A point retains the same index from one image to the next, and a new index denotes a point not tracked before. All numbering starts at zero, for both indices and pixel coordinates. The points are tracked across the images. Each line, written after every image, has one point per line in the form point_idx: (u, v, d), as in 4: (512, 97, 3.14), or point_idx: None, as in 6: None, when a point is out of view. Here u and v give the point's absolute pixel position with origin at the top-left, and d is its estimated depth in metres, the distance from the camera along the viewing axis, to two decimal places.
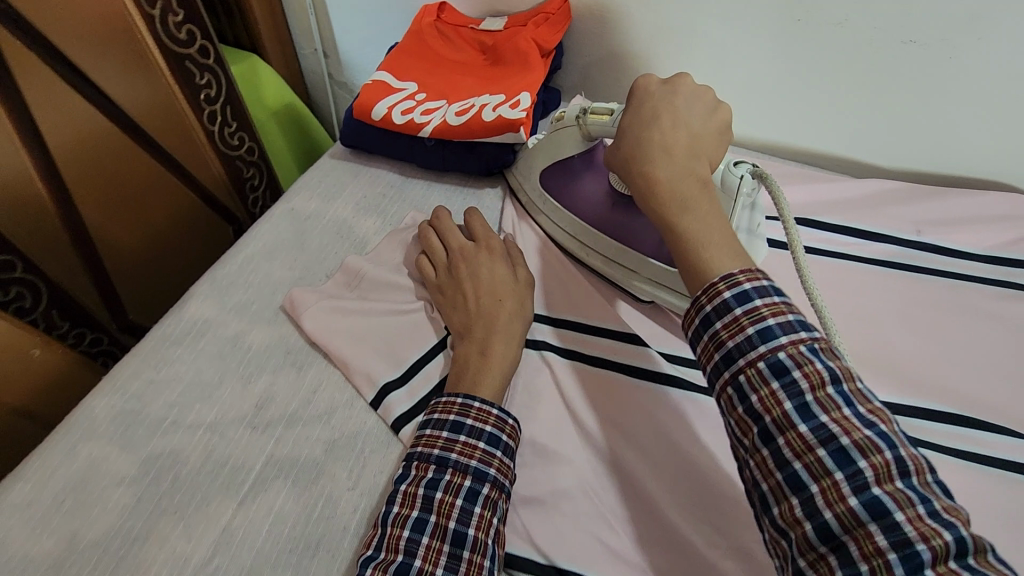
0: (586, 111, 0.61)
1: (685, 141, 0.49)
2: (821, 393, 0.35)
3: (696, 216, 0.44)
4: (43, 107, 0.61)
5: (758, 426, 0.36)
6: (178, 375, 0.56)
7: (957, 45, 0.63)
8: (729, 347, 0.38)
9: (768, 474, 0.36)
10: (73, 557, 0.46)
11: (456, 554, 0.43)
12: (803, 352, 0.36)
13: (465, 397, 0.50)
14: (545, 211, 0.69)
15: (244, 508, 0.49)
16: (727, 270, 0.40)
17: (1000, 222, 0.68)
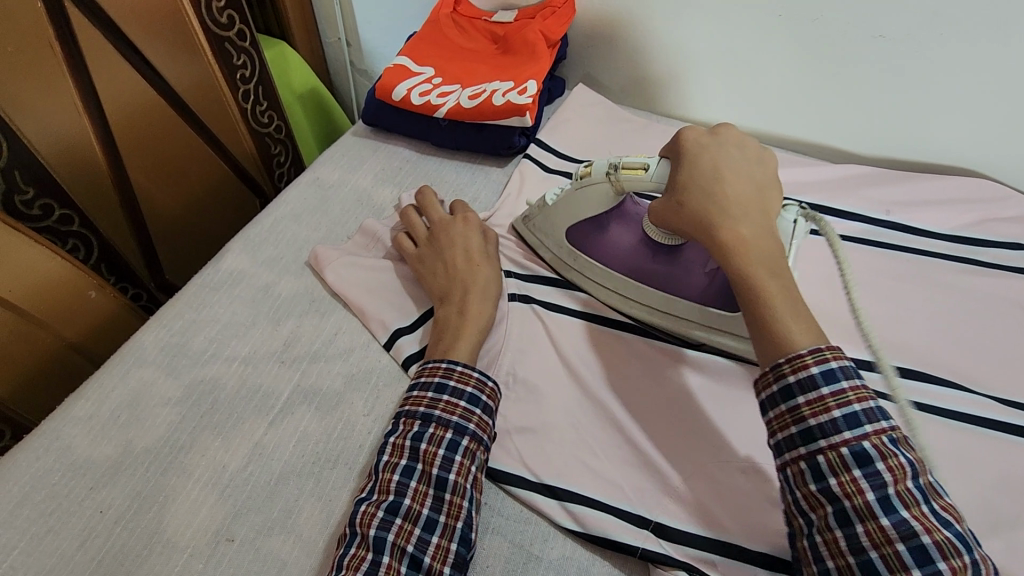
0: (618, 166, 0.58)
1: (754, 197, 0.51)
2: (902, 487, 0.39)
3: (777, 279, 0.46)
4: (103, 78, 0.69)
5: (835, 507, 0.40)
6: (216, 316, 0.64)
7: (922, 40, 0.70)
8: (809, 425, 0.42)
9: (839, 554, 0.39)
10: (128, 461, 0.53)
11: (439, 496, 0.48)
12: (887, 445, 0.40)
13: (449, 362, 0.54)
14: (579, 266, 0.66)
15: (274, 427, 0.56)
16: (814, 345, 0.43)
17: (961, 204, 0.75)
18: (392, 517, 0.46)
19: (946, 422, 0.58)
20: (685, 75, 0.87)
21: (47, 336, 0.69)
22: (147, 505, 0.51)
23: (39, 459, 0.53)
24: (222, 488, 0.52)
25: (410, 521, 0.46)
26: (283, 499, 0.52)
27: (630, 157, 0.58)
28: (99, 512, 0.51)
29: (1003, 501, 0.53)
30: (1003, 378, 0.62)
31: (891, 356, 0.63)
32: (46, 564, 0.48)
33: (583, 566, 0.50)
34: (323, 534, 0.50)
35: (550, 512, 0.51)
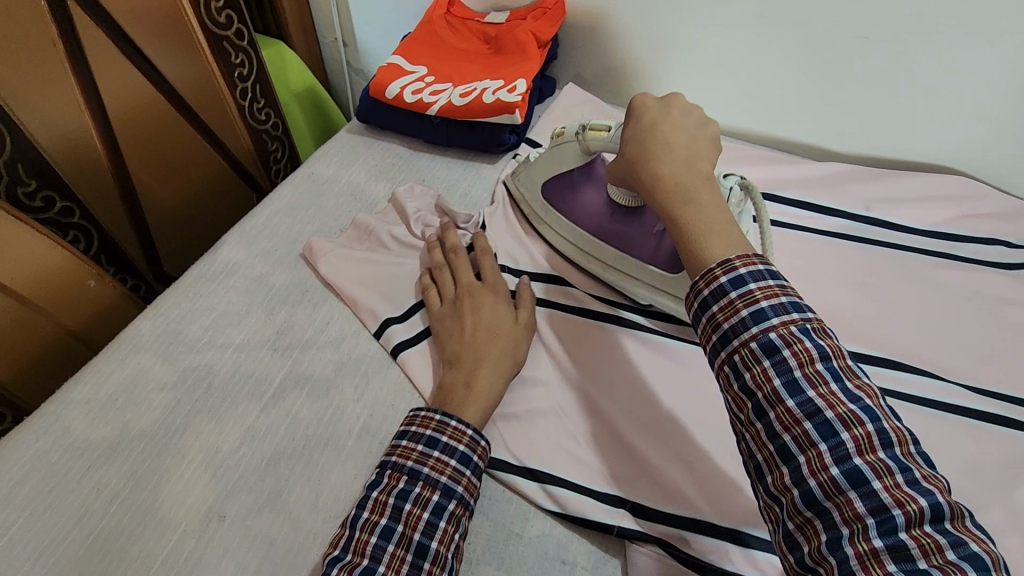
0: (585, 128, 0.64)
1: (684, 144, 0.50)
2: (810, 370, 0.38)
3: (700, 212, 0.45)
4: (105, 76, 0.71)
5: (752, 401, 0.39)
6: (211, 305, 0.66)
7: (902, 42, 0.72)
8: (724, 328, 0.41)
9: (761, 445, 0.39)
10: (124, 442, 0.55)
11: (418, 565, 0.46)
12: (794, 332, 0.39)
13: (443, 415, 0.53)
14: (548, 221, 0.72)
15: (266, 411, 0.58)
16: (724, 256, 0.42)
17: (940, 201, 0.77)
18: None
19: (919, 410, 0.60)
20: (673, 76, 0.89)
21: (49, 324, 0.70)
22: (142, 484, 0.53)
23: (38, 441, 0.55)
24: (215, 469, 0.54)
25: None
26: (274, 479, 0.53)
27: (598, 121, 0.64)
28: (97, 490, 0.52)
29: (972, 484, 0.55)
30: (976, 369, 0.64)
31: (868, 347, 0.65)
32: (43, 540, 0.50)
33: (562, 543, 0.52)
34: (312, 513, 0.52)
35: (532, 495, 0.53)
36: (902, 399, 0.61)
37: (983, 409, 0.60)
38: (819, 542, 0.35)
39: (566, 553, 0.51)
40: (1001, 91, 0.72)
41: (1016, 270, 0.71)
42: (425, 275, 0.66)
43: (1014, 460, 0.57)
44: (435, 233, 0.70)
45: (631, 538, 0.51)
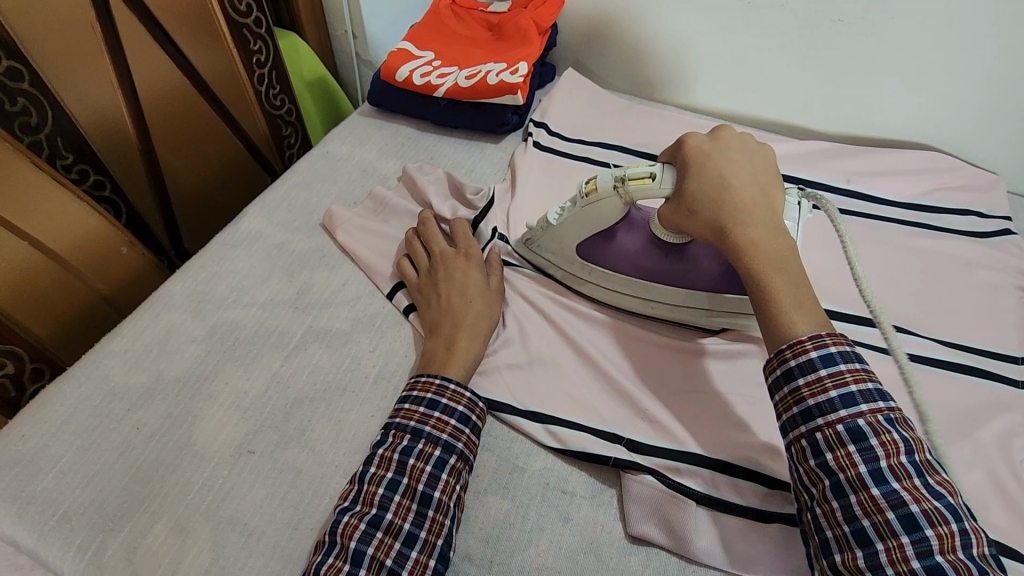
0: (624, 179, 0.58)
1: (759, 198, 0.54)
2: (894, 461, 0.43)
3: (784, 277, 0.50)
4: (138, 62, 0.76)
5: (832, 479, 0.44)
6: (235, 269, 0.70)
7: (875, 23, 0.78)
8: (809, 405, 0.46)
9: (835, 523, 0.43)
10: (160, 385, 0.60)
11: (423, 512, 0.49)
12: (881, 422, 0.44)
13: (443, 379, 0.56)
14: (592, 278, 0.66)
15: (289, 359, 0.63)
16: (815, 332, 0.48)
17: (916, 175, 0.82)
18: (373, 530, 0.47)
19: (892, 361, 0.65)
20: (665, 62, 0.94)
21: (84, 287, 0.76)
22: (178, 423, 0.58)
23: (80, 386, 0.60)
24: (243, 409, 0.59)
25: (390, 535, 0.47)
26: (298, 419, 0.59)
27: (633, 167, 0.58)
28: (136, 428, 0.57)
29: (941, 426, 0.60)
30: (949, 326, 0.68)
31: (847, 306, 0.70)
32: (90, 470, 0.55)
33: (562, 476, 0.56)
34: (334, 448, 0.57)
35: (534, 433, 0.58)
36: (877, 350, 0.66)
37: (948, 359, 0.65)
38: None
39: (567, 484, 0.56)
40: (967, 68, 0.77)
41: (986, 238, 0.76)
42: (402, 256, 0.70)
43: (980, 403, 0.62)
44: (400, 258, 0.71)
45: (625, 469, 0.55)
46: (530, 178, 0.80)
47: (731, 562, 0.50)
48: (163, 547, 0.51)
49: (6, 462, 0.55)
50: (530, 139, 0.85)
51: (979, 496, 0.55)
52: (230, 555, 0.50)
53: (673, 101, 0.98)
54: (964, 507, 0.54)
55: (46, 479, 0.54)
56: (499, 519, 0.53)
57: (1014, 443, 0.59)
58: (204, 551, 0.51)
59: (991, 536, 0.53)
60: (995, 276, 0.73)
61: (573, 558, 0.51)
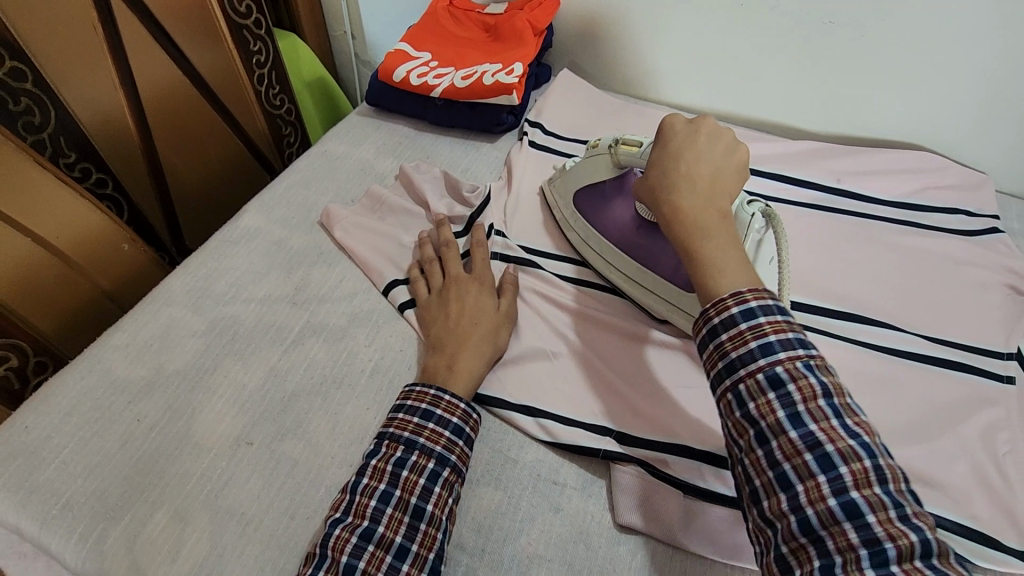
0: (618, 141, 0.66)
1: (705, 176, 0.53)
2: (812, 405, 0.40)
3: (712, 242, 0.48)
4: (139, 63, 0.78)
5: (754, 428, 0.41)
6: (235, 265, 0.72)
7: (866, 25, 0.79)
8: (732, 358, 0.43)
9: (761, 472, 0.41)
10: (160, 379, 0.62)
11: (415, 525, 0.49)
12: (799, 367, 0.41)
13: (438, 390, 0.56)
14: (577, 229, 0.73)
15: (287, 354, 0.64)
16: (736, 289, 0.44)
17: (906, 174, 0.84)
18: (365, 543, 0.47)
19: (879, 357, 0.66)
20: (660, 63, 0.95)
21: (87, 283, 0.77)
22: (177, 416, 0.59)
23: (82, 379, 0.61)
24: (243, 402, 0.60)
25: (382, 548, 0.47)
26: (295, 412, 0.60)
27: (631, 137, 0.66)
28: (137, 420, 0.59)
29: (926, 419, 0.61)
30: (936, 322, 0.70)
31: (835, 303, 0.71)
32: (92, 460, 0.56)
33: (554, 467, 0.57)
34: (330, 440, 0.58)
35: (526, 427, 0.59)
36: (865, 347, 0.67)
37: (934, 355, 0.66)
38: (812, 568, 0.37)
39: (558, 475, 0.57)
40: (957, 69, 0.79)
41: (975, 236, 0.78)
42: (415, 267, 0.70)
43: (965, 398, 0.63)
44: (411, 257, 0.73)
45: (615, 460, 0.57)
46: (527, 176, 0.82)
47: (718, 552, 0.52)
48: (163, 536, 0.52)
49: (11, 453, 0.56)
50: (526, 137, 0.86)
51: (963, 488, 0.56)
52: (228, 544, 0.52)
53: (668, 101, 1.00)
54: (948, 499, 0.56)
55: (49, 469, 0.55)
56: (491, 508, 0.54)
57: (998, 437, 0.60)
58: (202, 540, 0.52)
59: (973, 527, 0.54)
60: (983, 273, 0.74)
61: (563, 547, 0.52)
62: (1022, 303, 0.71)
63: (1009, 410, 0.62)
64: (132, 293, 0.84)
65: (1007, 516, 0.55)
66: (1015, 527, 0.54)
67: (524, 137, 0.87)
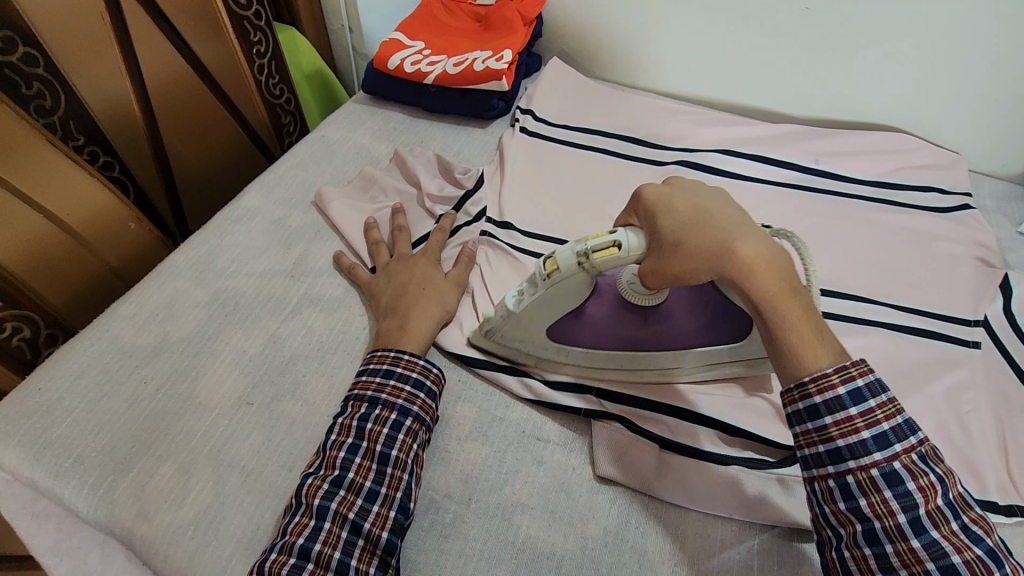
0: (588, 251, 0.53)
1: (742, 219, 0.50)
2: (932, 506, 0.43)
3: (798, 303, 0.46)
4: (146, 53, 0.81)
5: (866, 524, 0.44)
6: (236, 242, 0.75)
7: (841, 11, 0.82)
8: (839, 444, 0.44)
9: (869, 570, 0.43)
10: (166, 345, 0.65)
11: (381, 471, 0.52)
12: (916, 463, 0.43)
13: (397, 351, 0.59)
14: (569, 357, 0.62)
15: (286, 322, 0.68)
16: (838, 363, 0.45)
17: (881, 154, 0.87)
18: (336, 489, 0.51)
19: (851, 325, 0.69)
20: (646, 52, 0.99)
21: (96, 260, 0.81)
22: (182, 378, 0.62)
23: (92, 345, 0.65)
24: (244, 364, 0.64)
25: (353, 492, 0.51)
26: (294, 375, 0.63)
27: (593, 238, 0.53)
28: (144, 382, 0.62)
29: (895, 381, 0.64)
30: (907, 292, 0.73)
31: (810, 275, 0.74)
32: (102, 419, 0.59)
33: (539, 424, 0.61)
34: (327, 399, 0.61)
35: (512, 387, 0.62)
36: (839, 317, 0.70)
37: (903, 323, 0.69)
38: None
39: (542, 431, 0.60)
40: (928, 53, 0.82)
41: (948, 213, 0.81)
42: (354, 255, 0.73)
43: (932, 361, 0.66)
44: (355, 244, 0.75)
45: (596, 417, 0.60)
46: (518, 160, 0.85)
47: (691, 498, 0.55)
48: (169, 486, 0.55)
49: (26, 411, 0.59)
50: (519, 124, 0.90)
51: None
52: (230, 493, 0.55)
53: (654, 88, 1.03)
54: None
55: (62, 427, 0.59)
56: (478, 462, 0.58)
57: (963, 397, 0.63)
58: (206, 488, 0.55)
59: None
60: (954, 247, 0.77)
61: (546, 496, 0.55)
62: (990, 274, 0.74)
63: (975, 372, 0.65)
64: (138, 271, 0.88)
65: (968, 468, 0.58)
66: (973, 477, 0.57)
67: (517, 122, 0.90)
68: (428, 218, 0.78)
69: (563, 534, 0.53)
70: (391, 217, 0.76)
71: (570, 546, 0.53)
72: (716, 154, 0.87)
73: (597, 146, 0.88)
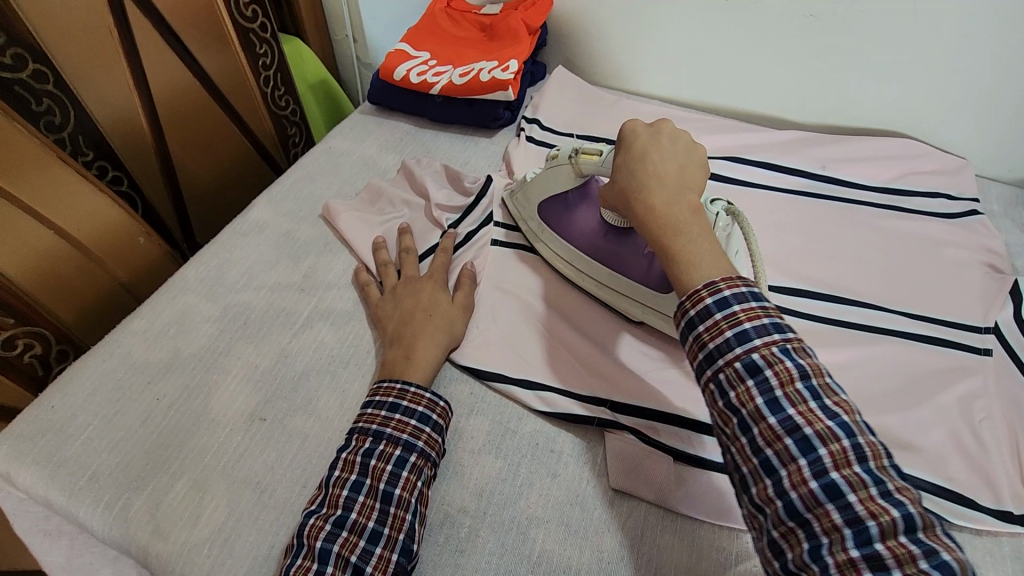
0: (579, 152, 0.67)
1: (674, 173, 0.55)
2: (790, 389, 0.41)
3: (687, 237, 0.49)
4: (153, 68, 0.82)
5: (737, 417, 0.42)
6: (245, 255, 0.75)
7: (845, 18, 0.83)
8: (710, 348, 0.44)
9: (747, 458, 0.41)
10: (177, 361, 0.65)
11: (385, 510, 0.51)
12: (775, 352, 0.42)
13: (403, 383, 0.58)
14: (544, 239, 0.73)
15: (297, 336, 0.68)
16: (709, 279, 0.46)
17: (889, 161, 0.87)
18: (338, 530, 0.50)
19: (860, 334, 0.69)
20: (650, 60, 0.99)
21: (105, 275, 0.81)
22: (194, 395, 0.62)
23: (104, 361, 0.65)
24: (255, 380, 0.64)
25: (355, 533, 0.50)
26: (305, 390, 0.63)
27: (591, 145, 0.67)
28: (157, 400, 0.62)
29: (906, 389, 0.64)
30: (918, 300, 0.73)
31: (819, 284, 0.74)
32: (115, 437, 0.59)
33: (552, 436, 0.61)
34: (339, 413, 0.62)
35: (526, 400, 0.62)
36: (848, 327, 0.70)
37: (914, 331, 0.69)
38: (801, 551, 0.38)
39: (555, 444, 0.60)
40: (934, 59, 0.82)
41: (955, 218, 0.81)
42: (364, 273, 0.72)
43: (943, 369, 0.66)
44: (365, 259, 0.75)
45: (610, 429, 0.60)
46: (526, 171, 0.85)
47: (710, 515, 0.55)
48: (183, 504, 0.55)
49: (39, 429, 0.60)
50: (525, 133, 0.90)
51: (940, 452, 0.59)
52: (244, 510, 0.55)
53: (659, 96, 1.03)
54: (924, 462, 0.59)
55: (75, 445, 0.59)
56: (492, 475, 0.58)
57: (975, 405, 0.63)
58: (221, 507, 0.55)
59: (950, 488, 0.57)
60: (963, 253, 0.77)
61: (561, 509, 0.55)
62: (999, 279, 0.74)
63: (986, 379, 0.65)
64: (147, 284, 0.88)
65: (981, 477, 0.58)
66: (987, 486, 0.57)
67: (524, 131, 0.90)
68: (435, 229, 0.78)
69: (577, 547, 0.53)
70: (398, 236, 0.76)
71: (585, 560, 0.52)
72: (724, 163, 0.87)
73: None
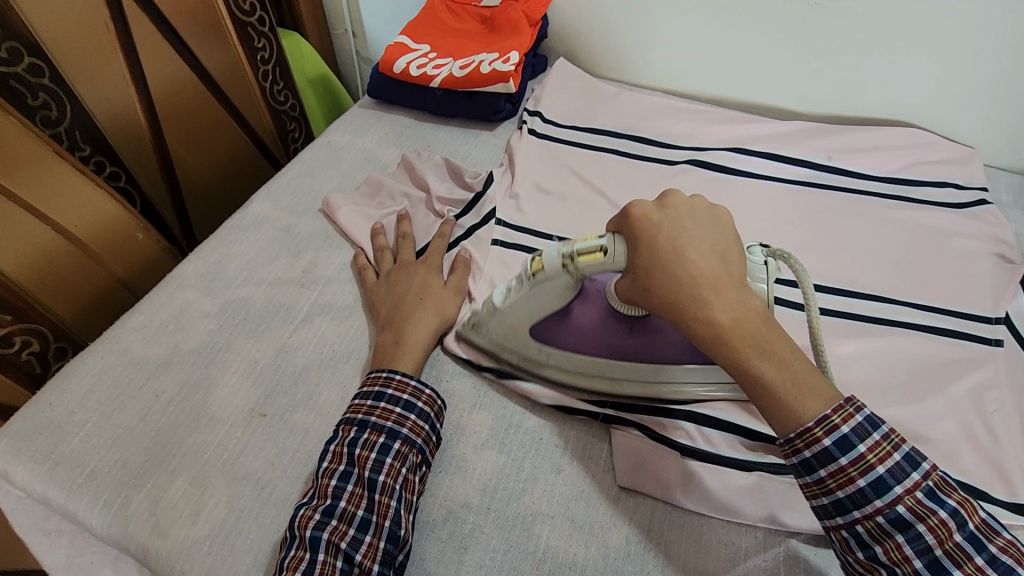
0: (574, 256, 0.55)
1: (718, 267, 0.48)
2: (949, 544, 0.41)
3: (773, 360, 0.45)
4: (151, 63, 0.81)
5: (888, 573, 0.43)
6: (244, 250, 0.74)
7: (850, 6, 0.81)
8: (840, 496, 0.44)
9: None
10: (176, 357, 0.64)
11: (373, 498, 0.50)
12: (923, 503, 0.42)
13: (389, 371, 0.58)
14: (551, 361, 0.61)
15: (297, 331, 0.67)
16: (820, 412, 0.44)
17: (893, 149, 0.86)
18: (328, 519, 0.49)
19: (867, 326, 0.68)
20: (653, 51, 0.97)
21: (103, 271, 0.80)
22: (194, 390, 0.62)
23: (103, 358, 0.64)
24: (255, 375, 0.63)
25: (344, 522, 0.49)
26: (305, 385, 0.63)
27: (582, 243, 0.55)
28: (155, 396, 0.61)
29: (916, 381, 0.63)
30: (926, 290, 0.71)
31: (826, 275, 0.73)
32: (113, 433, 0.58)
33: (555, 431, 0.60)
34: (340, 409, 0.61)
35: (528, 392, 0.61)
36: (851, 317, 0.69)
37: (922, 322, 0.68)
38: None
39: (559, 438, 0.59)
40: (943, 46, 0.81)
41: (964, 208, 0.79)
42: (362, 257, 0.73)
43: (953, 360, 0.65)
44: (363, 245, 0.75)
45: (614, 423, 0.59)
46: (527, 162, 0.84)
47: (715, 509, 0.54)
48: (183, 499, 0.55)
49: (37, 426, 0.59)
50: (527, 124, 0.89)
51: (951, 444, 0.58)
52: (245, 506, 0.54)
53: (662, 88, 1.02)
54: (935, 455, 0.57)
55: (73, 442, 0.58)
56: (495, 470, 0.57)
57: (986, 396, 0.61)
58: (221, 504, 0.54)
59: (963, 481, 0.56)
60: (971, 243, 0.76)
61: (565, 504, 0.55)
62: (1010, 269, 0.73)
63: (997, 370, 0.64)
64: (146, 280, 0.87)
65: (995, 470, 0.57)
66: (1001, 478, 0.56)
67: (525, 124, 0.89)
68: (436, 222, 0.77)
69: (584, 542, 0.52)
70: (397, 223, 0.75)
71: (591, 555, 0.52)
72: (728, 154, 0.86)
73: (604, 147, 0.87)
